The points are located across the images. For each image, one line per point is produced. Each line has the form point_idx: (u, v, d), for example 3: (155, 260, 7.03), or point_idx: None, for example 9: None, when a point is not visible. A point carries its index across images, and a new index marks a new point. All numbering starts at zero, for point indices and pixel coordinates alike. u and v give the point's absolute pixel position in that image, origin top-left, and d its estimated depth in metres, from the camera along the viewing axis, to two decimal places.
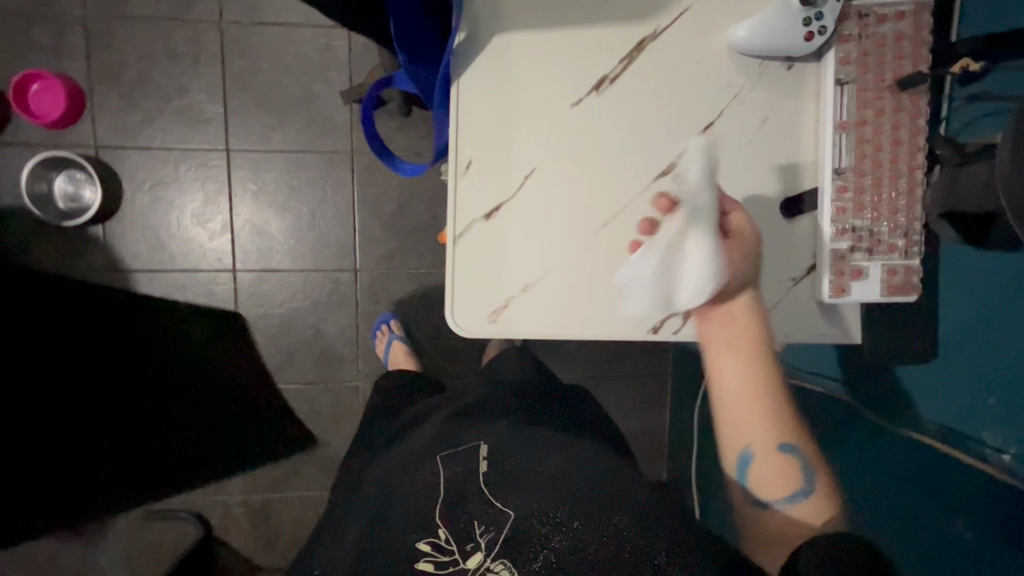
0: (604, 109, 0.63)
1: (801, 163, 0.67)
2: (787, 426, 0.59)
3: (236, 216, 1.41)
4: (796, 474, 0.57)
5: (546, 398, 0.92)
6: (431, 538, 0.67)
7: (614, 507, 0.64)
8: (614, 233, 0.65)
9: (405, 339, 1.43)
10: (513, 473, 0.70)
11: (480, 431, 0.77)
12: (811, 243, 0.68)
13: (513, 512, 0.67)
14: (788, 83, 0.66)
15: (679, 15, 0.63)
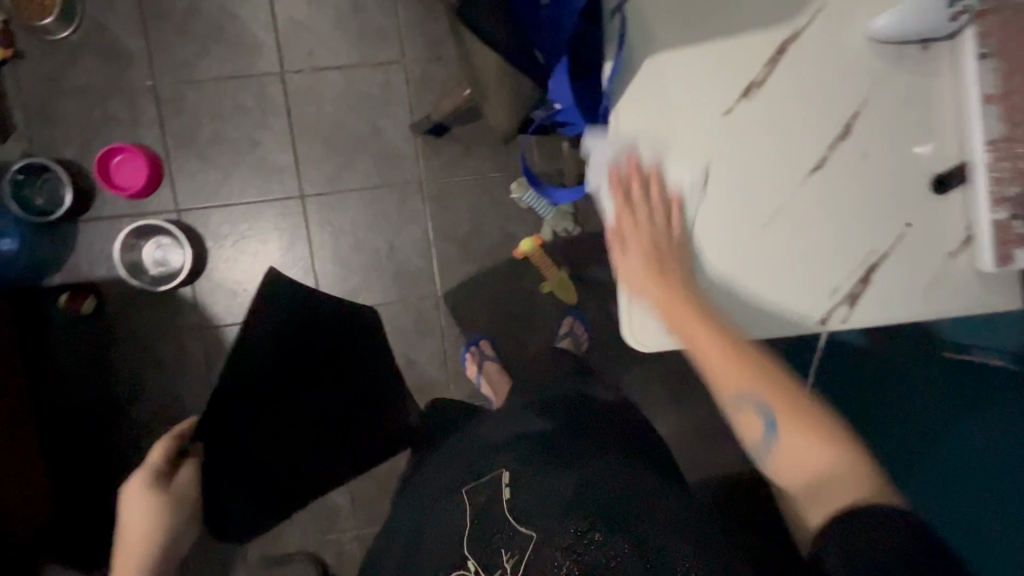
0: (755, 114, 0.65)
1: (944, 138, 0.68)
2: (743, 383, 0.63)
3: (318, 259, 1.44)
4: (764, 430, 0.61)
5: (572, 404, 0.87)
6: (461, 569, 0.69)
7: (624, 523, 0.66)
8: (779, 230, 0.67)
9: (496, 358, 1.45)
10: (533, 497, 0.70)
11: (502, 453, 0.77)
12: (963, 214, 0.69)
13: (535, 534, 0.68)
14: (925, 64, 0.67)
15: (816, 14, 0.64)
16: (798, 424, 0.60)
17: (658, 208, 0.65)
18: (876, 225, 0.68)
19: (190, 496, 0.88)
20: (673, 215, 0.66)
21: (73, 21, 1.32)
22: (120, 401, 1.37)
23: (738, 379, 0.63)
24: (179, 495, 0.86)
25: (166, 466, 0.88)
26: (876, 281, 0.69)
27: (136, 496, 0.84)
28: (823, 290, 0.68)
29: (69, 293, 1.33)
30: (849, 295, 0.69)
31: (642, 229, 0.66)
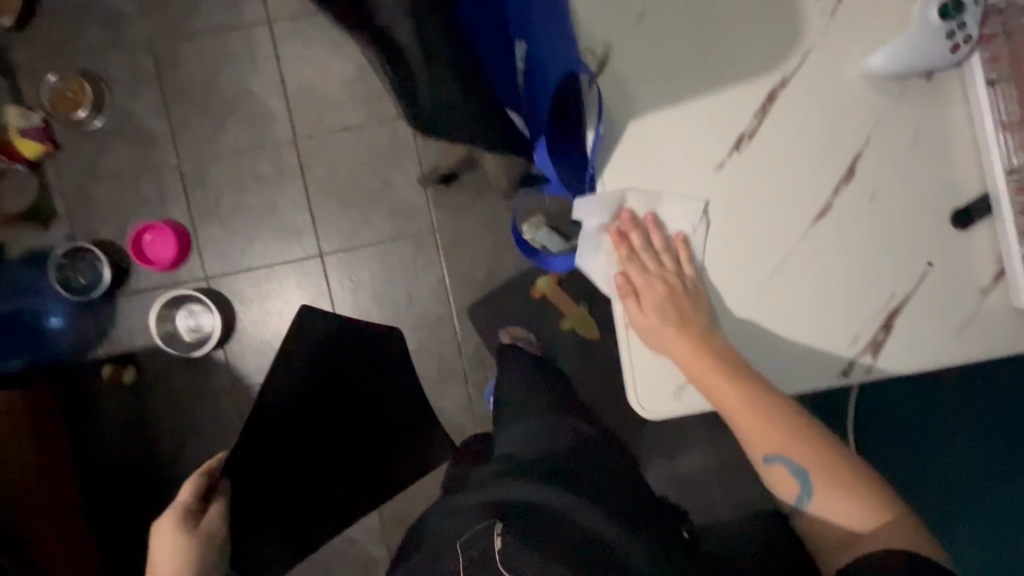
0: (751, 166, 0.63)
1: (961, 169, 0.64)
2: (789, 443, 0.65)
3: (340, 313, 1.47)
4: (787, 479, 0.65)
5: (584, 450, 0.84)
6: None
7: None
8: (788, 280, 0.64)
9: None
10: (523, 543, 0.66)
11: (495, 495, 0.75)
12: (992, 247, 0.64)
13: None
14: (932, 95, 0.63)
15: (805, 58, 0.62)
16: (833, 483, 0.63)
17: (665, 255, 0.64)
18: (893, 267, 0.64)
19: (221, 529, 0.86)
20: (682, 257, 0.64)
21: (103, 110, 1.42)
22: (163, 465, 1.43)
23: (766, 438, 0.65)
24: (208, 529, 0.85)
25: (199, 502, 0.87)
26: (901, 326, 0.64)
27: (167, 533, 0.84)
28: (842, 340, 0.64)
29: (110, 366, 1.42)
30: (871, 343, 0.64)
31: (653, 285, 0.64)
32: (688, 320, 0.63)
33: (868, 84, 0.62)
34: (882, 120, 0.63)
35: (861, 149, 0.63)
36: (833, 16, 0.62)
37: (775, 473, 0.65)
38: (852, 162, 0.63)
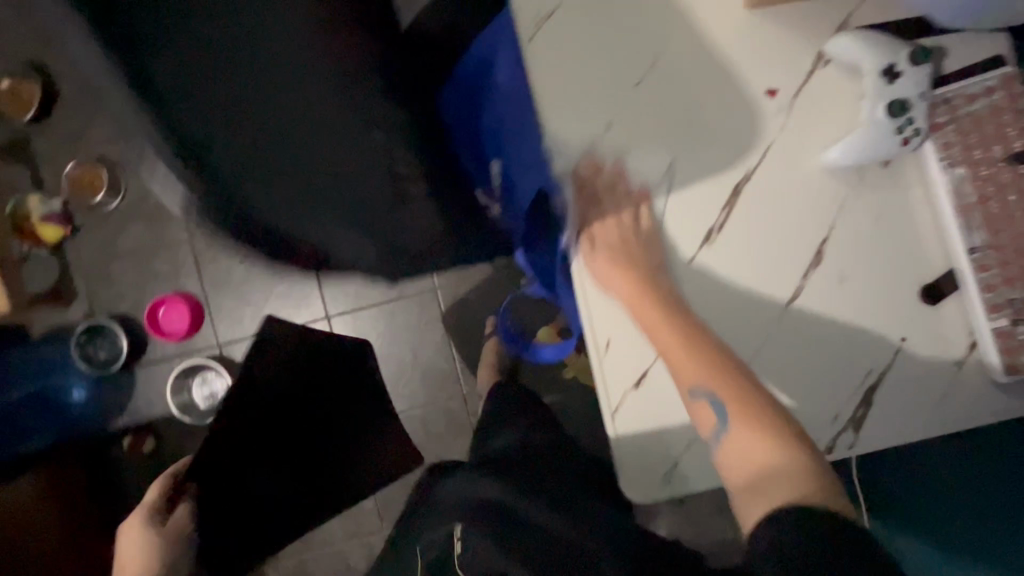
0: (722, 257, 0.66)
1: (926, 247, 0.67)
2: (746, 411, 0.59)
3: None
4: (709, 416, 0.60)
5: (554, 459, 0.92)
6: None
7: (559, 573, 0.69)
8: (765, 364, 0.66)
9: None
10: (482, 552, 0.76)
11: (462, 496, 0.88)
12: (963, 320, 0.66)
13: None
14: (890, 180, 0.66)
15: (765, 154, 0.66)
16: (750, 422, 0.58)
17: (626, 209, 0.67)
18: (868, 345, 0.67)
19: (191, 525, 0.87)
20: (644, 213, 0.66)
21: (119, 191, 1.50)
22: None
23: (701, 373, 0.60)
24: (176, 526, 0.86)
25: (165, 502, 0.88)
26: (879, 402, 0.67)
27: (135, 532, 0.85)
28: (822, 418, 0.67)
29: (131, 436, 1.46)
30: (851, 420, 0.67)
31: (610, 227, 0.67)
32: (645, 268, 0.65)
33: (828, 174, 0.65)
34: (844, 207, 0.66)
35: (826, 235, 0.66)
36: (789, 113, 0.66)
37: (697, 409, 0.61)
38: (819, 247, 0.66)
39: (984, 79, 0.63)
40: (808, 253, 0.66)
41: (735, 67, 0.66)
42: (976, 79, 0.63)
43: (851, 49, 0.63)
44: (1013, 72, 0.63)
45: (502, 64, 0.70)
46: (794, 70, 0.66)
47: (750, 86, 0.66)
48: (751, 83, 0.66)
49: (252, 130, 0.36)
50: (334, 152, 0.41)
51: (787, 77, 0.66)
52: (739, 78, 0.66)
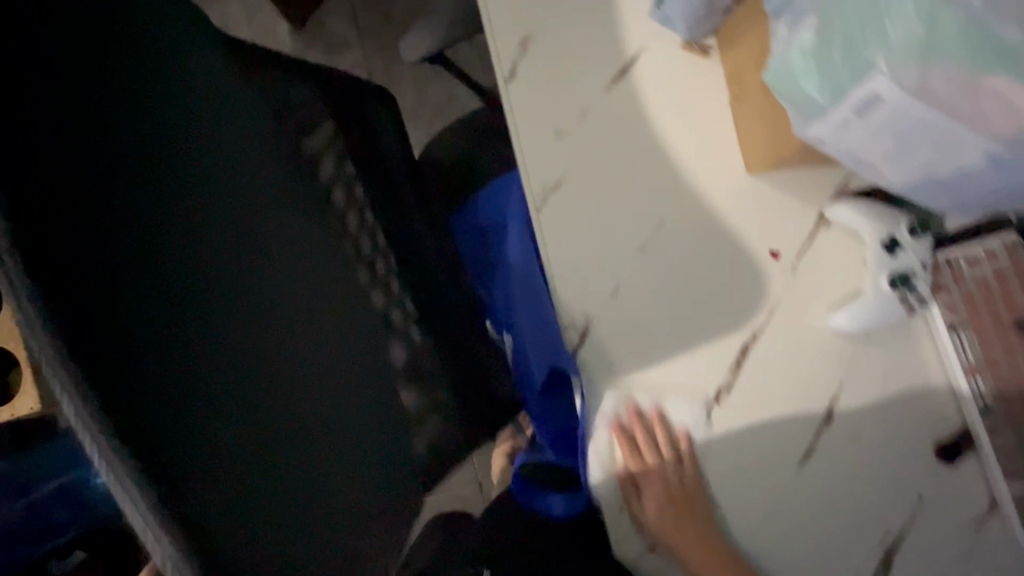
0: (732, 418, 0.67)
1: (939, 406, 0.67)
2: None
3: None
4: None
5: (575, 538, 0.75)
6: None
7: None
8: (779, 526, 0.66)
9: None
10: None
11: None
12: (981, 480, 0.66)
13: None
14: (898, 340, 0.66)
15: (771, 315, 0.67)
16: None
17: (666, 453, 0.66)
18: (884, 505, 0.66)
19: None
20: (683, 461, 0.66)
21: None
22: None
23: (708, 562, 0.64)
24: None
25: None
26: (900, 561, 0.66)
27: None
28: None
29: None
30: None
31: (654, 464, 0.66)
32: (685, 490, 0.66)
33: (835, 335, 0.66)
34: (852, 368, 0.67)
35: (834, 397, 0.67)
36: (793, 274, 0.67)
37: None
38: (829, 407, 0.67)
39: (989, 245, 0.63)
40: (819, 415, 0.67)
41: (737, 230, 0.68)
42: (982, 246, 0.63)
43: (852, 218, 0.65)
44: (1017, 239, 0.63)
45: (512, 234, 0.75)
46: (795, 233, 0.68)
47: (753, 248, 0.68)
48: (754, 245, 0.68)
49: (256, 400, 0.35)
50: (339, 415, 0.42)
51: (789, 240, 0.68)
52: (742, 240, 0.68)
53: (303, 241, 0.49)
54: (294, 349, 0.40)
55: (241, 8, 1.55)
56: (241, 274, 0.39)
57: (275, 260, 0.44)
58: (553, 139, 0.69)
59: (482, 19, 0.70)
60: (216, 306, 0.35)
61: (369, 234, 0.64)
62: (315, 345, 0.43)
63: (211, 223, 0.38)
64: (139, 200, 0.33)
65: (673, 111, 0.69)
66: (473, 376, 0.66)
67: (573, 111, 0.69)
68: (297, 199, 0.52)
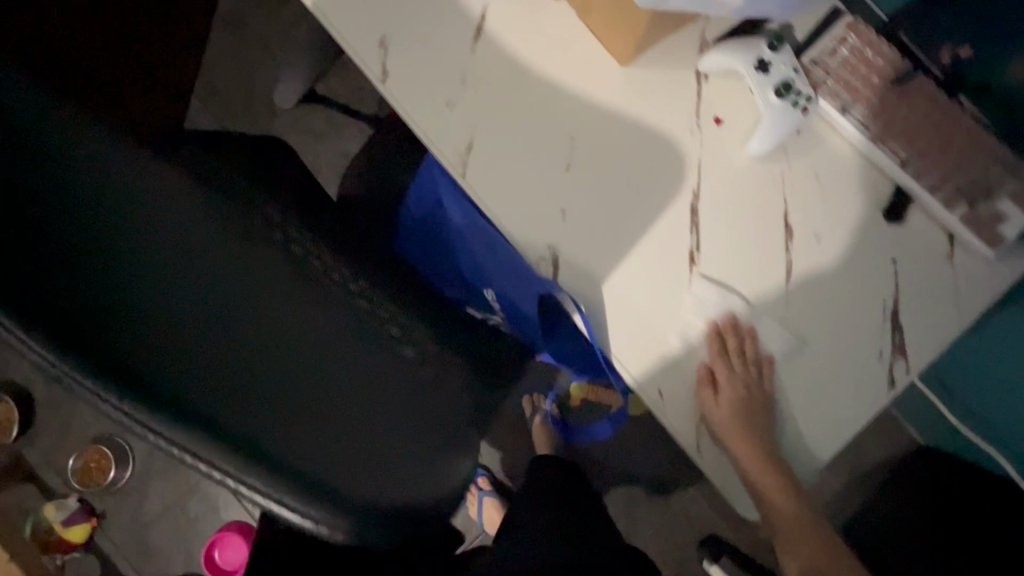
0: (712, 274, 0.71)
1: (872, 181, 0.73)
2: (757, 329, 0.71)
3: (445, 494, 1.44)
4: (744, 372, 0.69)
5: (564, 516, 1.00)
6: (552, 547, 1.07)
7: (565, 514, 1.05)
8: (795, 335, 0.71)
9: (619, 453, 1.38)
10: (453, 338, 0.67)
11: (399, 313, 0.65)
12: (933, 222, 0.73)
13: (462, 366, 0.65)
14: (809, 144, 0.74)
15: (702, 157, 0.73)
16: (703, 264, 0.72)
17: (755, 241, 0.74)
18: (868, 281, 0.72)
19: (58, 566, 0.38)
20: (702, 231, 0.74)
21: (127, 462, 1.42)
22: None
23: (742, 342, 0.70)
24: None
25: None
26: (906, 317, 0.71)
27: None
28: (869, 358, 0.71)
29: None
30: (895, 349, 0.71)
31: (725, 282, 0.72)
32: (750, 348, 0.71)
33: (759, 165, 0.73)
34: (788, 183, 0.73)
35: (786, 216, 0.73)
36: (701, 126, 0.74)
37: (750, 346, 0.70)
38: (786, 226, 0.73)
39: (836, 33, 0.72)
40: (778, 233, 0.72)
41: (638, 113, 0.74)
42: (830, 36, 0.72)
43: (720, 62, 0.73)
44: (855, 18, 0.72)
45: (451, 207, 0.78)
46: (684, 94, 0.74)
47: (661, 122, 0.74)
48: (658, 120, 0.74)
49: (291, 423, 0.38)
50: (372, 404, 0.48)
51: (681, 103, 0.74)
52: (646, 119, 0.74)
53: (264, 262, 0.52)
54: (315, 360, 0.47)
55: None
56: (250, 324, 0.44)
57: (256, 297, 0.47)
58: (446, 110, 0.73)
59: (337, 40, 0.74)
60: (230, 375, 0.39)
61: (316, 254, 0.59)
62: (326, 346, 0.50)
63: (192, 307, 0.41)
64: (129, 336, 0.35)
65: (532, 38, 0.74)
66: (487, 356, 0.70)
67: (451, 81, 0.73)
68: (243, 224, 0.54)
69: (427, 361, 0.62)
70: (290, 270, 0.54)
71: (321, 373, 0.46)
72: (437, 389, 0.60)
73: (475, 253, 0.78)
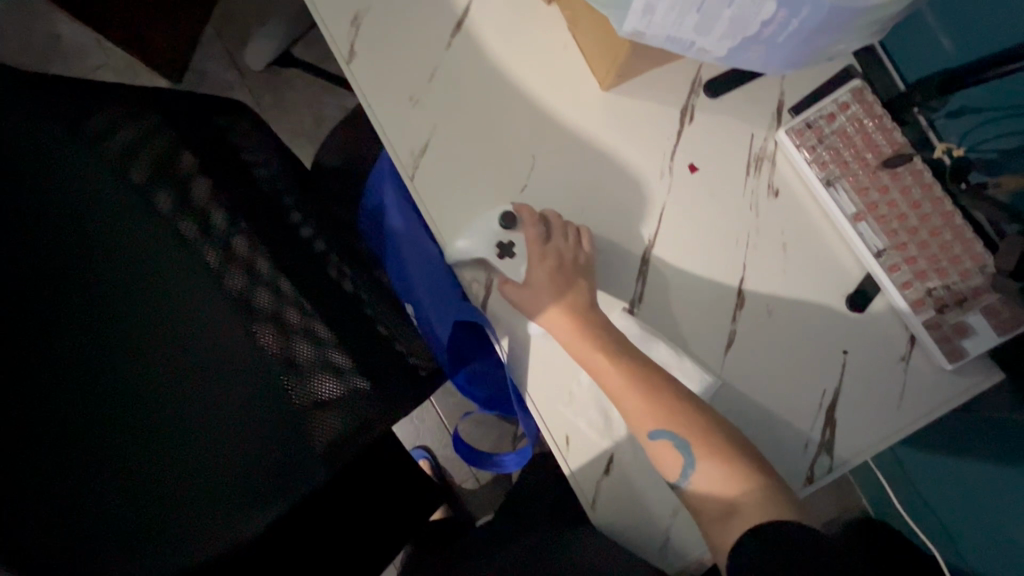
0: (646, 328, 0.67)
1: (842, 263, 0.69)
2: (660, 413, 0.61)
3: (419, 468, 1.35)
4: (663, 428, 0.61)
5: None
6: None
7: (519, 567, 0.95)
8: (723, 409, 0.67)
9: None
10: (377, 356, 0.65)
11: (295, 326, 0.61)
12: (896, 320, 0.68)
13: (364, 384, 0.62)
14: (782, 208, 0.69)
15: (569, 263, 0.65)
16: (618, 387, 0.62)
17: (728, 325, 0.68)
18: (811, 367, 0.67)
19: None
20: (690, 232, 0.69)
21: None
22: None
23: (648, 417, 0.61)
24: None
25: None
26: (843, 413, 0.67)
27: None
28: (792, 450, 0.67)
29: None
30: (821, 445, 0.66)
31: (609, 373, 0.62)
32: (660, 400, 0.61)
33: (724, 222, 0.69)
34: (751, 248, 0.69)
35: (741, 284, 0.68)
36: (503, 258, 0.65)
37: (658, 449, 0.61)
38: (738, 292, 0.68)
39: (837, 98, 0.67)
40: (730, 298, 0.68)
41: (610, 147, 0.69)
42: (829, 100, 0.67)
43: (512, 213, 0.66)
44: (860, 85, 0.67)
45: (390, 207, 0.76)
46: (664, 132, 0.70)
47: (632, 159, 0.69)
48: (629, 155, 0.69)
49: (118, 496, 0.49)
50: (221, 447, 0.54)
51: (654, 142, 0.69)
52: (615, 152, 0.69)
53: (179, 297, 0.57)
54: (180, 409, 0.54)
55: (112, 76, 1.36)
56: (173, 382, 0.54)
57: (175, 337, 0.56)
58: (409, 106, 0.69)
59: (309, 7, 0.69)
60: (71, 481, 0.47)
61: (240, 272, 0.60)
62: (205, 397, 0.55)
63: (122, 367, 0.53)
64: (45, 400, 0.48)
65: (515, 43, 0.69)
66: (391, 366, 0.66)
67: (419, 74, 0.69)
68: (177, 242, 0.58)
69: (315, 376, 0.60)
70: (203, 303, 0.58)
71: (187, 432, 0.53)
72: (299, 430, 0.58)
73: (406, 259, 0.75)
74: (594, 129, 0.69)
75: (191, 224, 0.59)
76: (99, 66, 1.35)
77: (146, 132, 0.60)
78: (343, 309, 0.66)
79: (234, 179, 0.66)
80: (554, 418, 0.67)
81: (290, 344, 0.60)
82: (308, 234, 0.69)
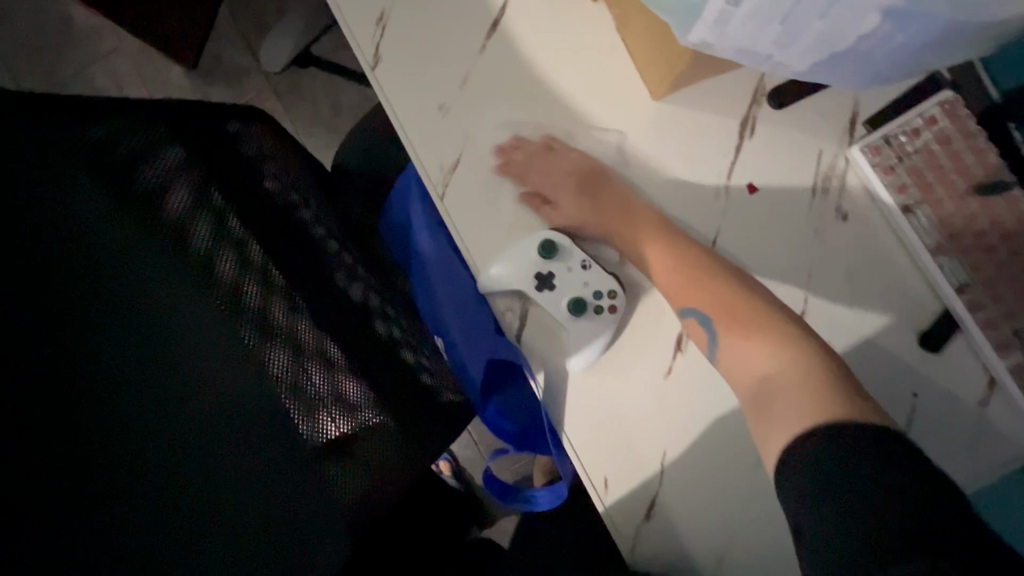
0: (696, 363, 0.62)
1: (918, 297, 0.62)
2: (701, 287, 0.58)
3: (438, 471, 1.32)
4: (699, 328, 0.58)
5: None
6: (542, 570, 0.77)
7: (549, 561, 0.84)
8: None
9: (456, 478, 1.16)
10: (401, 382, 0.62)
11: (321, 358, 0.56)
12: (976, 361, 0.61)
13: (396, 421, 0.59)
14: (852, 233, 0.62)
15: (616, 297, 0.60)
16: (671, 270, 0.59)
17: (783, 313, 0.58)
18: (880, 409, 0.61)
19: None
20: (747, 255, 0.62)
21: None
22: None
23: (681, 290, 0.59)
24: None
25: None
26: None
27: None
28: None
29: None
30: None
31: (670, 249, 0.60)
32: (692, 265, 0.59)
33: (785, 246, 0.62)
34: (815, 277, 0.62)
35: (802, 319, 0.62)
36: (541, 289, 0.60)
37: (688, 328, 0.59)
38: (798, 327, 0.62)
39: (923, 110, 0.60)
40: None
41: (660, 161, 0.63)
42: (914, 114, 0.59)
43: (554, 242, 0.61)
44: (952, 96, 0.59)
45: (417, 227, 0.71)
46: (721, 145, 0.63)
47: (685, 176, 0.63)
48: (682, 171, 0.63)
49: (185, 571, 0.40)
50: (283, 509, 0.47)
51: (710, 157, 0.62)
52: (667, 168, 0.63)
53: (220, 340, 0.48)
54: (235, 467, 0.44)
55: (127, 62, 1.30)
56: (227, 439, 0.45)
57: (221, 389, 0.46)
58: (439, 116, 0.62)
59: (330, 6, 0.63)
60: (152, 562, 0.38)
61: (263, 288, 0.54)
62: (253, 452, 0.46)
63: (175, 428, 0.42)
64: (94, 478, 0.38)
65: (557, 45, 0.63)
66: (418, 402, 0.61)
67: (450, 80, 0.63)
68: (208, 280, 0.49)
69: (350, 411, 0.56)
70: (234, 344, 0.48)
71: (253, 483, 0.45)
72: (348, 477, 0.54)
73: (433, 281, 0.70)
74: (643, 141, 0.62)
75: (204, 233, 0.51)
76: (111, 51, 1.30)
77: (145, 143, 0.51)
78: (366, 331, 0.62)
79: (243, 190, 0.59)
80: (592, 458, 0.62)
81: (302, 368, 0.53)
82: (330, 257, 0.65)
